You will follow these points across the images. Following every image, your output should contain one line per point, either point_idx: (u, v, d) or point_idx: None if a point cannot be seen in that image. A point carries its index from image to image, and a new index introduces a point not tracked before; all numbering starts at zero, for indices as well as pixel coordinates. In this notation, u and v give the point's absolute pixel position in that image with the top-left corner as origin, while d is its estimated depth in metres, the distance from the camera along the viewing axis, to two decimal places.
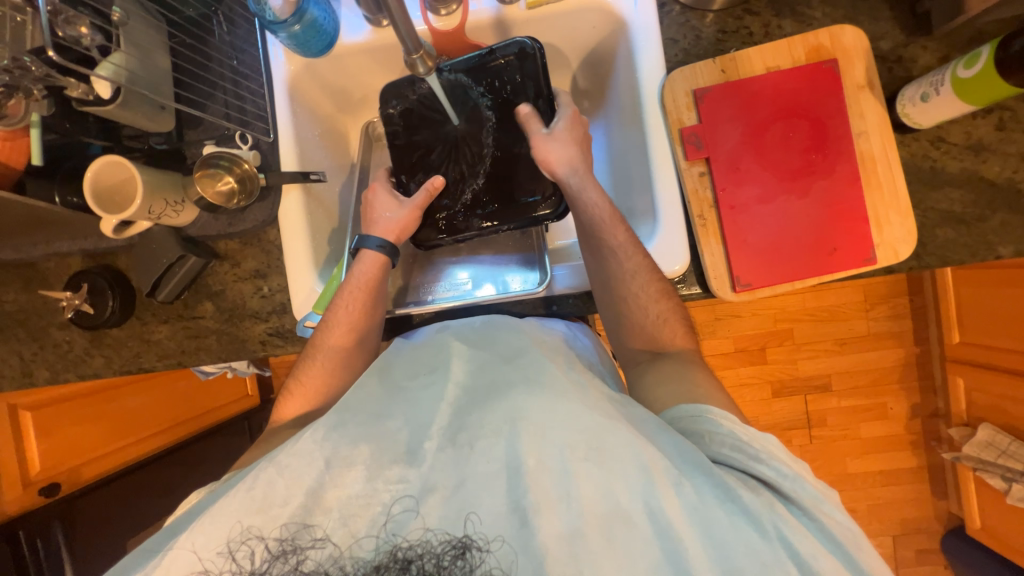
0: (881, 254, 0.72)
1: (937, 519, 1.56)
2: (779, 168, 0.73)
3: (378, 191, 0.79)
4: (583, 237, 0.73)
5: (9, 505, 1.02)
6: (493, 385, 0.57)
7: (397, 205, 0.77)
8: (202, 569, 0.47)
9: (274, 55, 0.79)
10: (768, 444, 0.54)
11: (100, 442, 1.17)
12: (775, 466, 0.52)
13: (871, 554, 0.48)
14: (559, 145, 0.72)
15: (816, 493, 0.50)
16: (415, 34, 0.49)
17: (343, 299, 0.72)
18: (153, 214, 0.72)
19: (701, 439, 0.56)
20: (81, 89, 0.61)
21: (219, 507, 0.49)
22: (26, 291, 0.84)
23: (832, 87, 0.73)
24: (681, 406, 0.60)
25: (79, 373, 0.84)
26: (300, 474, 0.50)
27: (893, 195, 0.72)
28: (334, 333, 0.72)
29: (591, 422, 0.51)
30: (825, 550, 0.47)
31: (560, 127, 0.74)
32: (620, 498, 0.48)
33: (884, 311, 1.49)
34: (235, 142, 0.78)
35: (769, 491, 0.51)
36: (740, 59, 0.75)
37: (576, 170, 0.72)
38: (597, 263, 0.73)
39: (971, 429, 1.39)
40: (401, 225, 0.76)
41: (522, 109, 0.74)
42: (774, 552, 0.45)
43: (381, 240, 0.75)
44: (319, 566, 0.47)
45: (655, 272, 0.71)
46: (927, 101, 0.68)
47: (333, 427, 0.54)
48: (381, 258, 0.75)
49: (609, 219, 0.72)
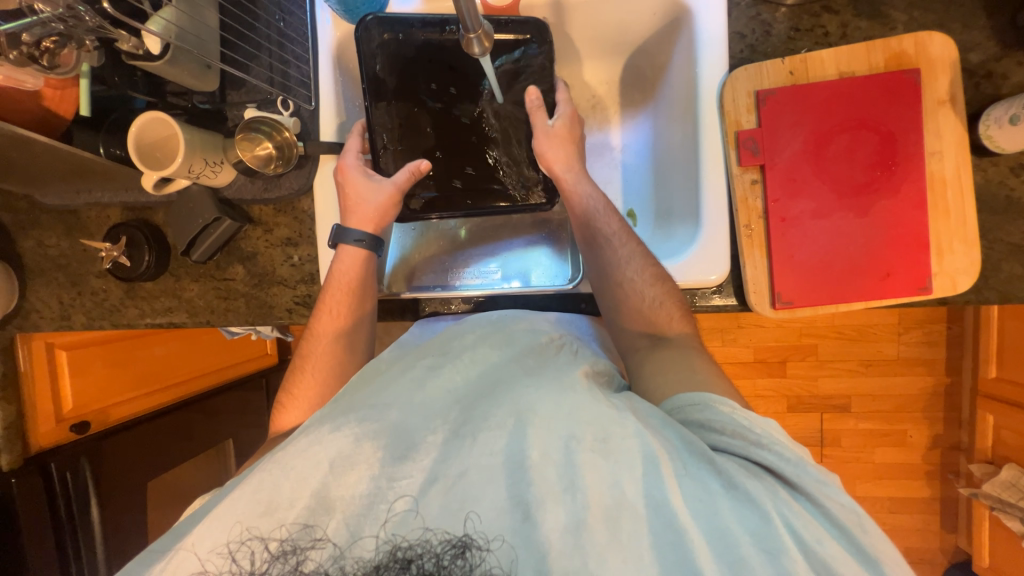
0: (938, 283, 0.68)
1: (942, 552, 1.53)
2: (839, 182, 0.69)
3: (349, 174, 0.73)
4: (580, 231, 0.72)
5: (43, 438, 1.06)
6: (500, 379, 0.57)
7: (373, 187, 0.73)
8: (202, 569, 0.46)
9: (321, 19, 0.77)
10: (768, 427, 0.52)
11: (126, 387, 1.22)
12: (776, 450, 0.50)
13: (877, 535, 0.47)
14: (556, 144, 0.72)
15: (820, 476, 0.49)
16: (475, 11, 0.47)
17: (326, 302, 0.73)
18: (193, 172, 0.72)
19: (699, 427, 0.54)
20: (132, 42, 0.61)
21: (223, 508, 0.48)
22: (68, 237, 0.86)
23: (908, 98, 0.68)
24: (681, 396, 0.57)
25: (114, 322, 0.86)
26: (305, 477, 0.48)
27: (960, 223, 0.67)
28: (322, 341, 0.72)
29: (595, 415, 0.50)
30: (829, 535, 0.46)
31: (557, 125, 0.73)
32: (625, 489, 0.47)
33: (918, 336, 1.43)
34: (276, 107, 0.78)
35: (773, 478, 0.49)
36: (811, 60, 0.70)
37: (571, 166, 0.72)
38: (592, 255, 0.72)
39: (995, 468, 1.34)
40: (382, 214, 0.73)
41: (532, 92, 0.74)
42: (777, 538, 0.44)
43: (359, 234, 0.73)
44: (320, 567, 0.46)
45: (666, 278, 0.70)
46: (1017, 124, 0.62)
47: (337, 423, 0.52)
48: (361, 253, 0.73)
49: (604, 208, 0.72)
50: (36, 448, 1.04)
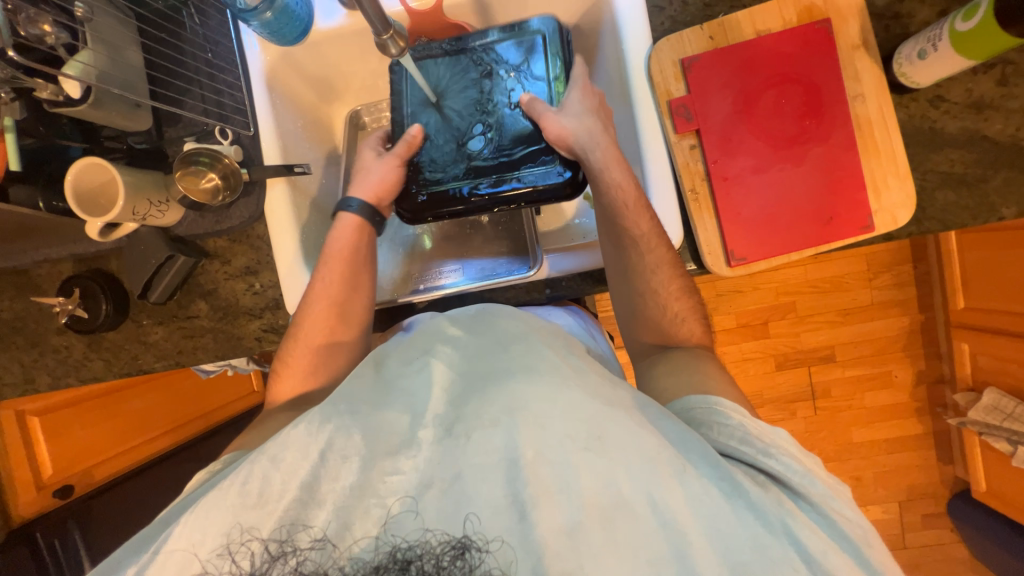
0: (879, 220, 0.70)
1: (943, 484, 1.56)
2: (773, 136, 0.71)
3: (363, 149, 0.78)
4: (605, 226, 0.69)
5: (26, 507, 1.08)
6: (491, 370, 0.55)
7: (376, 160, 0.76)
8: (203, 570, 0.45)
9: (248, 44, 0.77)
10: (779, 439, 0.53)
11: (107, 446, 1.20)
12: (784, 461, 0.51)
13: (880, 549, 0.47)
14: (572, 117, 0.68)
15: (826, 489, 0.50)
16: (382, 13, 0.49)
17: (320, 272, 0.72)
18: (138, 214, 0.71)
19: (709, 430, 0.55)
20: (49, 89, 0.61)
21: (208, 502, 0.47)
22: (20, 298, 0.84)
23: (825, 46, 0.70)
24: (692, 398, 0.58)
25: (81, 377, 0.84)
26: (295, 468, 0.48)
27: (891, 160, 0.70)
28: (314, 310, 0.71)
29: (591, 413, 0.49)
30: (835, 546, 0.46)
31: (573, 100, 0.70)
32: (621, 487, 0.46)
33: (888, 280, 1.47)
34: (215, 137, 0.77)
35: (778, 487, 0.49)
36: (728, 23, 0.73)
37: (599, 145, 0.67)
38: (617, 255, 0.69)
39: (977, 394, 1.39)
40: (381, 185, 0.74)
41: (524, 98, 0.72)
42: (778, 544, 0.44)
43: (356, 202, 0.75)
44: (319, 567, 0.45)
45: (655, 244, 0.68)
46: (925, 58, 0.65)
47: (326, 415, 0.52)
48: (356, 220, 0.74)
49: (635, 205, 0.67)
50: (17, 517, 1.08)
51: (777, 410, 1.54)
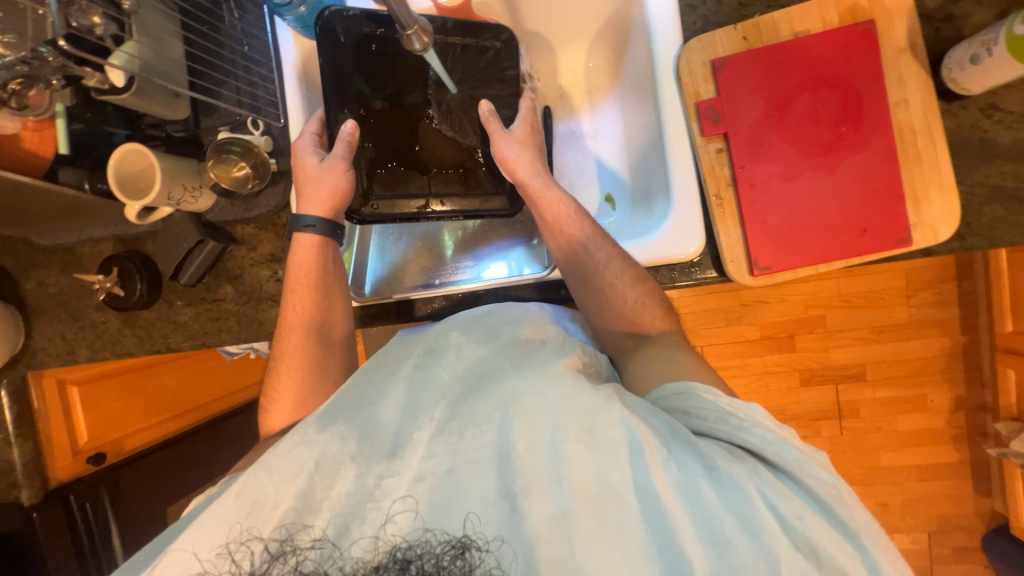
0: (919, 235, 0.66)
1: (979, 517, 1.47)
2: (806, 144, 0.68)
3: (301, 152, 0.74)
4: (550, 236, 0.72)
5: (62, 470, 1.11)
6: (487, 371, 0.55)
7: (320, 164, 0.72)
8: (202, 570, 0.46)
9: (285, 39, 0.81)
10: (754, 412, 0.51)
11: (136, 418, 1.26)
12: (759, 433, 0.49)
13: (857, 508, 0.46)
14: (519, 144, 0.73)
15: (801, 454, 0.48)
16: (407, 8, 0.49)
17: (288, 298, 0.74)
18: (173, 199, 0.74)
19: (687, 415, 0.53)
20: (96, 77, 0.65)
21: (209, 512, 0.48)
22: (65, 274, 0.89)
23: (866, 50, 0.67)
24: (666, 384, 0.57)
25: (115, 352, 0.89)
26: (290, 478, 0.49)
27: (935, 172, 0.66)
28: (290, 337, 0.74)
29: (580, 404, 0.49)
30: (811, 510, 0.45)
31: (519, 131, 0.75)
32: (610, 476, 0.46)
33: (928, 297, 1.39)
34: (247, 128, 0.80)
35: (755, 460, 0.48)
36: (763, 24, 0.70)
37: (537, 171, 0.72)
38: (568, 260, 0.71)
39: (1020, 424, 1.30)
40: (336, 196, 0.73)
41: (483, 104, 0.75)
42: (758, 517, 0.44)
43: (312, 219, 0.73)
44: (319, 567, 0.46)
45: (628, 259, 0.69)
46: (977, 63, 0.60)
47: (323, 424, 0.52)
48: (316, 239, 0.74)
49: (576, 213, 0.72)
50: (55, 481, 1.10)
51: (799, 428, 1.48)
